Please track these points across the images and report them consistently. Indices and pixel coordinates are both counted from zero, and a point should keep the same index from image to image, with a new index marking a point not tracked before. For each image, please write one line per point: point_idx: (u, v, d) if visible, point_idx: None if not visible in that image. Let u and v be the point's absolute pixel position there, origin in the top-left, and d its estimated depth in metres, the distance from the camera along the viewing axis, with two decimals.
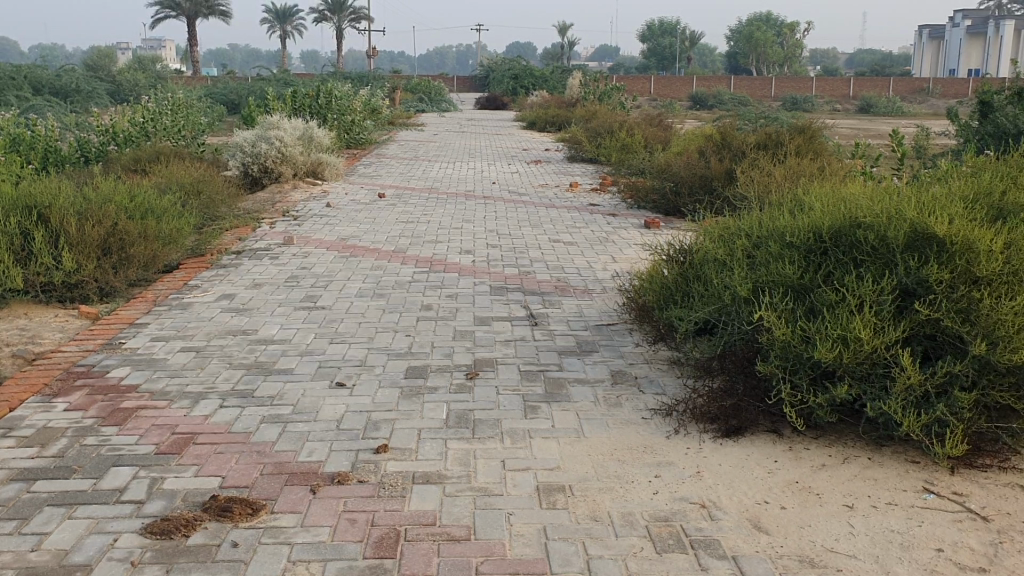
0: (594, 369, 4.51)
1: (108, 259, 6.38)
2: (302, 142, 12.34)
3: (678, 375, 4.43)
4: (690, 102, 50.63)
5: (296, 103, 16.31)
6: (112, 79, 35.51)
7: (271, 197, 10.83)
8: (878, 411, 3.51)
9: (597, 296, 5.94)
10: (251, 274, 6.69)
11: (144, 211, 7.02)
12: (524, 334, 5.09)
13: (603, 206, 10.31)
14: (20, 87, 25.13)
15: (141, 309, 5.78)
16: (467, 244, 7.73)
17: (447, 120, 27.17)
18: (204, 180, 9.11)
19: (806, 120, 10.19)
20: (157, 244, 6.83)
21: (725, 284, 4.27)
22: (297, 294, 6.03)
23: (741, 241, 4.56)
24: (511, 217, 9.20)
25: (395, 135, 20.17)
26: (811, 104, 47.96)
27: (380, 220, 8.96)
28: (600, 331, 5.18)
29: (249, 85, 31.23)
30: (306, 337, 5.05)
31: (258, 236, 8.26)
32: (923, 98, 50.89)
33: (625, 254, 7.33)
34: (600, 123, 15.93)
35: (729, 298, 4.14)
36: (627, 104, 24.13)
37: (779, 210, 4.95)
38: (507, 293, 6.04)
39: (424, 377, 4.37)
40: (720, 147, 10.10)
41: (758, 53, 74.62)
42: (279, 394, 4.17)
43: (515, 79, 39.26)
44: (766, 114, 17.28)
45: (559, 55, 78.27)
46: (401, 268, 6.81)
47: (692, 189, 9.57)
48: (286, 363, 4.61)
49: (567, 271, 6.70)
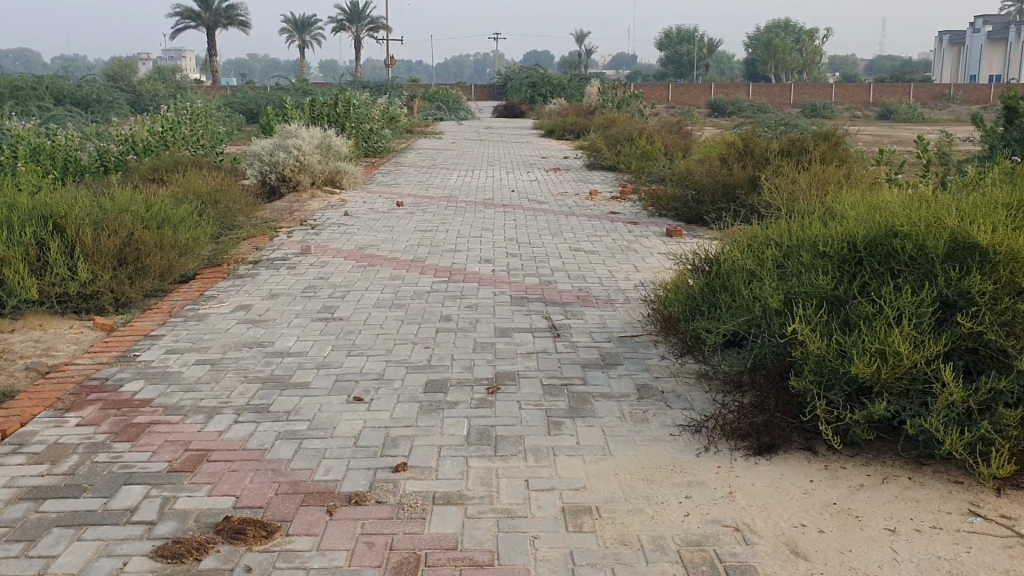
0: (618, 383, 4.37)
1: (123, 269, 6.31)
2: (319, 150, 12.29)
3: (706, 390, 4.28)
4: (709, 109, 50.42)
5: (314, 111, 16.28)
6: (133, 89, 35.72)
7: (289, 206, 10.76)
8: (918, 428, 3.35)
9: (621, 307, 5.79)
10: (267, 284, 6.60)
11: (161, 221, 6.94)
12: (545, 346, 4.96)
13: (624, 214, 10.16)
14: (42, 97, 25.36)
15: (157, 320, 5.69)
16: (487, 253, 7.60)
17: (465, 128, 27.08)
18: (221, 189, 9.04)
19: (831, 127, 10.01)
20: (174, 253, 6.75)
21: (755, 295, 4.12)
22: (314, 305, 5.93)
23: (771, 252, 4.41)
24: (531, 225, 9.07)
25: (413, 144, 20.11)
26: (830, 112, 47.61)
27: (399, 229, 8.87)
28: (624, 343, 5.03)
29: (268, 95, 31.33)
30: (323, 350, 4.94)
31: (276, 245, 8.17)
32: (944, 105, 50.39)
33: (647, 263, 7.19)
34: (619, 131, 15.81)
35: (760, 310, 3.99)
36: (646, 111, 23.96)
37: (809, 220, 4.80)
38: (528, 303, 5.90)
39: (443, 392, 4.24)
40: (742, 154, 9.95)
41: (777, 60, 74.28)
42: (294, 409, 4.06)
43: (533, 87, 39.24)
44: (787, 121, 17.06)
45: (577, 64, 78.23)
46: (420, 278, 6.69)
47: (714, 197, 9.40)
48: (302, 377, 4.49)
49: (589, 281, 6.55)
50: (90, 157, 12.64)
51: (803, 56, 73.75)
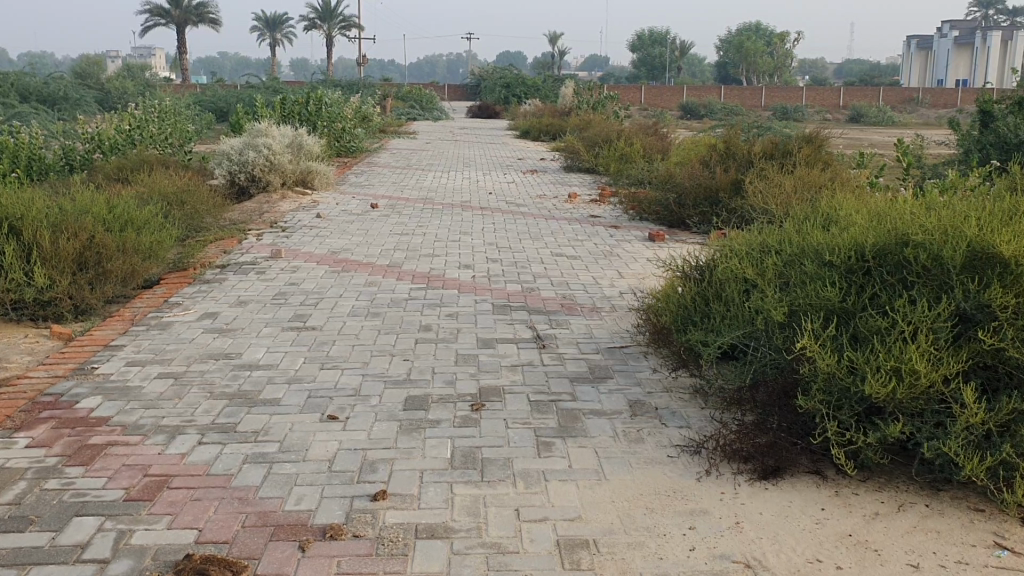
0: (610, 399, 4.12)
1: (84, 274, 5.96)
2: (291, 149, 11.96)
3: (702, 407, 4.04)
4: (681, 112, 50.48)
5: (285, 110, 15.91)
6: (100, 86, 35.06)
7: (260, 208, 10.43)
8: (934, 452, 3.13)
9: (608, 317, 5.54)
10: (236, 290, 6.28)
11: (124, 223, 6.61)
12: (531, 358, 4.69)
13: (605, 218, 9.92)
14: (7, 93, 24.77)
15: (118, 329, 5.37)
16: (465, 258, 7.32)
17: (438, 129, 26.79)
18: (189, 189, 8.68)
19: (813, 130, 9.84)
20: (137, 258, 6.42)
21: (755, 307, 3.90)
22: (285, 313, 5.63)
23: (770, 260, 4.18)
24: (510, 229, 8.82)
25: (386, 144, 19.82)
26: (802, 115, 47.81)
27: (374, 232, 8.58)
28: (614, 355, 4.78)
29: (239, 94, 30.81)
30: (295, 362, 4.64)
31: (245, 249, 7.83)
32: (914, 108, 50.75)
33: (632, 270, 6.97)
34: (596, 132, 15.61)
35: (762, 323, 3.77)
36: (621, 113, 23.76)
37: (808, 227, 4.58)
38: (511, 312, 5.64)
39: (423, 410, 3.96)
40: (724, 157, 9.76)
41: (748, 63, 74.61)
42: (264, 430, 3.77)
43: (507, 88, 39.02)
44: (764, 124, 16.93)
45: (550, 65, 78.26)
46: (397, 284, 6.41)
47: (696, 200, 9.18)
48: (272, 393, 4.19)
49: (573, 289, 6.30)
50: (55, 155, 12.25)
51: (775, 60, 74.13)
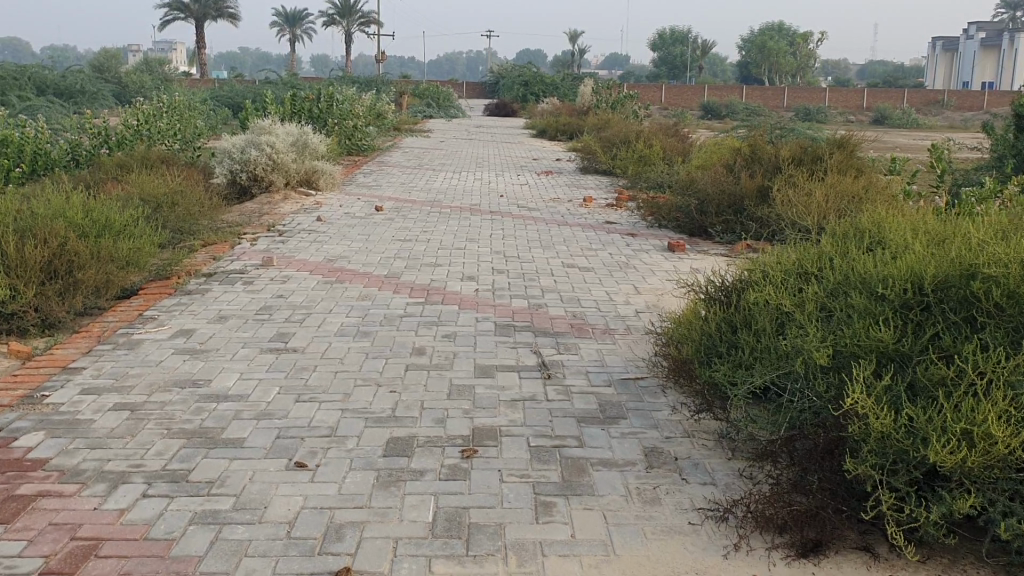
0: (621, 445, 3.58)
1: (52, 284, 5.48)
2: (296, 148, 11.50)
3: (729, 458, 3.50)
4: (702, 111, 49.82)
5: (295, 107, 15.45)
6: (118, 81, 34.83)
7: (260, 209, 9.96)
8: (1012, 532, 2.58)
9: (622, 342, 4.99)
10: (218, 303, 5.79)
11: (101, 228, 6.13)
12: (534, 391, 4.17)
13: (621, 224, 9.36)
14: (22, 87, 24.48)
15: (83, 347, 4.88)
16: (470, 269, 6.80)
17: (453, 127, 26.31)
18: (182, 189, 8.20)
19: (845, 133, 9.26)
20: (113, 266, 5.94)
21: (793, 346, 3.37)
22: (267, 331, 5.12)
23: (810, 289, 3.64)
24: (520, 236, 8.30)
25: (399, 142, 19.36)
26: (824, 116, 47.04)
27: (375, 237, 8.09)
28: (627, 388, 4.24)
29: (255, 89, 30.48)
30: (268, 393, 4.12)
31: (235, 255, 7.34)
32: (938, 111, 49.81)
33: (649, 285, 6.43)
34: (614, 133, 15.07)
35: (802, 366, 3.25)
36: (639, 112, 23.18)
37: (853, 251, 4.03)
38: (514, 333, 5.11)
39: (406, 456, 3.44)
40: (749, 162, 9.20)
41: (770, 63, 73.70)
42: (219, 480, 3.25)
43: (525, 85, 38.50)
44: (786, 125, 16.34)
45: (569, 64, 77.66)
46: (392, 299, 5.89)
47: (719, 208, 8.56)
48: (236, 433, 3.68)
49: (584, 307, 5.76)
50: (59, 150, 11.89)
51: (797, 60, 73.20)
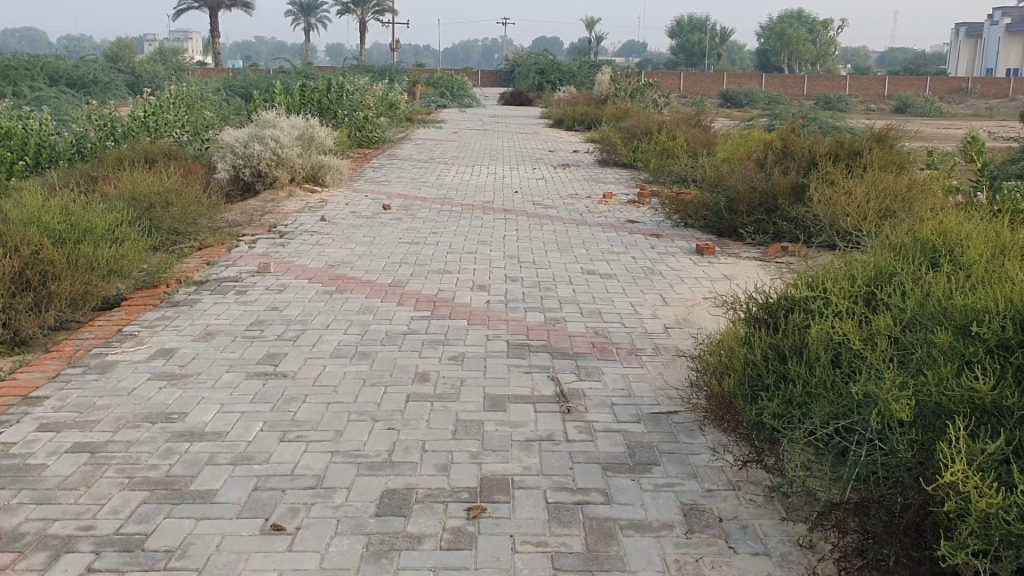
0: (655, 502, 3.05)
1: (23, 296, 4.99)
2: (301, 142, 10.99)
3: (783, 518, 2.97)
4: (721, 99, 49.04)
5: (304, 98, 14.94)
6: (131, 71, 34.42)
7: (263, 207, 9.46)
8: None
9: (651, 365, 4.46)
10: (206, 316, 5.29)
11: (80, 234, 5.64)
12: (552, 429, 3.64)
13: (643, 223, 8.81)
14: (34, 77, 24.04)
15: (49, 371, 4.39)
16: (481, 276, 6.28)
17: (468, 117, 25.79)
18: (179, 186, 7.70)
19: (883, 125, 8.68)
20: (93, 275, 5.44)
21: (863, 391, 2.85)
22: (255, 351, 4.62)
23: (880, 320, 3.11)
24: (535, 237, 7.77)
25: (411, 133, 18.86)
26: (845, 105, 46.11)
27: (381, 240, 7.58)
28: (658, 426, 3.70)
29: (267, 79, 29.98)
30: (248, 431, 3.61)
31: (231, 260, 6.85)
32: (962, 98, 48.80)
33: (677, 295, 5.89)
34: (633, 123, 14.49)
35: (876, 418, 2.72)
36: (659, 101, 22.55)
37: (925, 275, 3.49)
38: (529, 355, 4.59)
39: (402, 517, 2.93)
40: (780, 158, 8.64)
41: (789, 51, 72.61)
42: (181, 550, 2.75)
43: (542, 74, 37.85)
44: (812, 115, 15.72)
45: (586, 52, 76.87)
46: (396, 311, 5.38)
47: (749, 206, 8.01)
48: (208, 483, 3.18)
49: (607, 322, 5.23)
50: (64, 143, 11.37)
51: (817, 47, 72.14)
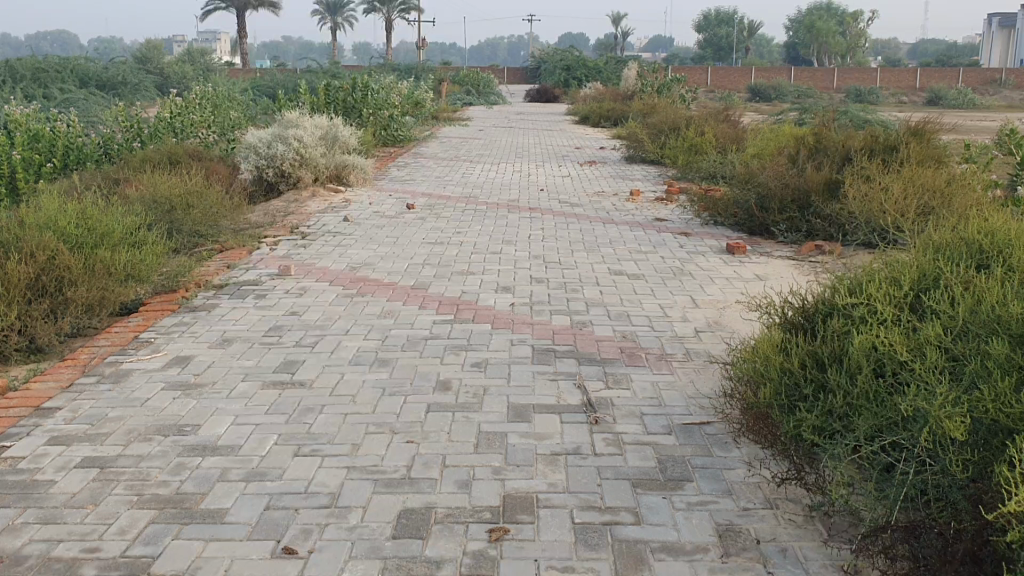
0: (688, 523, 2.88)
1: (39, 303, 4.90)
2: (325, 141, 10.89)
3: (823, 540, 2.78)
4: (748, 93, 48.50)
5: (329, 97, 14.85)
6: (160, 72, 34.59)
7: (286, 207, 9.37)
8: None
9: (682, 372, 4.27)
10: (225, 322, 5.18)
11: (97, 238, 5.54)
12: (580, 441, 3.48)
13: (672, 221, 8.62)
14: (64, 79, 24.19)
15: (64, 380, 4.29)
16: (506, 277, 6.12)
17: (494, 114, 25.64)
18: (200, 187, 7.61)
19: (920, 119, 8.40)
20: (111, 281, 5.35)
21: (912, 406, 2.64)
22: (273, 359, 4.49)
23: (929, 330, 2.91)
24: (562, 237, 7.60)
25: (437, 131, 18.75)
26: (875, 98, 45.43)
27: (405, 240, 7.45)
28: (690, 438, 3.52)
29: (294, 78, 30.00)
30: (262, 445, 3.47)
31: (251, 263, 6.75)
32: (995, 90, 47.97)
33: (708, 297, 5.70)
34: (660, 119, 14.26)
35: (927, 435, 2.53)
36: (686, 97, 22.27)
37: (976, 281, 3.28)
38: (555, 361, 4.42)
39: (420, 540, 2.78)
40: (813, 154, 8.40)
41: (819, 43, 71.71)
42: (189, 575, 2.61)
43: (567, 70, 37.62)
44: (843, 108, 15.42)
45: (613, 47, 76.45)
46: (418, 315, 5.23)
47: (781, 203, 7.78)
48: (219, 500, 3.05)
49: (635, 325, 5.04)
50: (91, 144, 11.35)
51: (847, 39, 71.19)
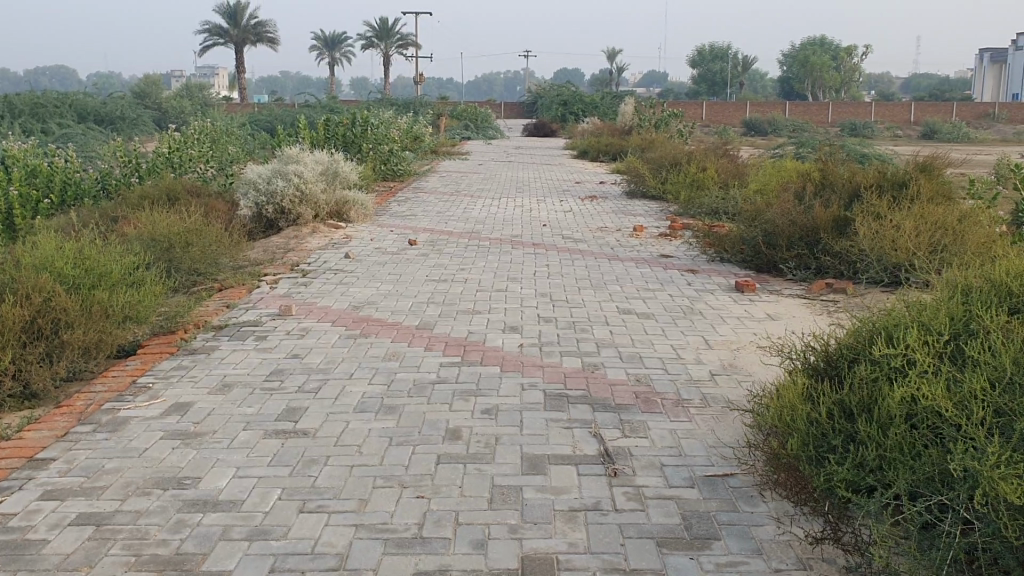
0: None
1: (35, 347, 4.74)
2: (325, 177, 10.80)
3: None
4: (744, 127, 48.72)
5: (328, 132, 14.78)
6: (159, 107, 34.64)
7: (286, 244, 9.24)
8: None
9: (700, 419, 4.12)
10: (225, 365, 5.02)
11: (95, 279, 5.40)
12: (600, 496, 3.32)
13: (677, 258, 8.50)
14: (63, 114, 24.15)
15: (59, 428, 4.12)
16: (512, 317, 5.98)
17: (492, 149, 25.63)
18: (200, 224, 7.48)
19: (927, 155, 8.32)
20: (108, 323, 5.19)
21: (962, 465, 2.49)
22: (276, 405, 4.33)
23: (973, 383, 2.76)
24: (567, 274, 7.48)
25: (436, 166, 18.69)
26: (870, 132, 45.65)
27: (407, 278, 7.31)
28: (713, 491, 3.37)
29: (292, 113, 30.03)
30: (266, 500, 3.31)
31: (252, 302, 6.60)
32: (989, 124, 48.25)
33: (720, 337, 5.56)
34: (661, 154, 14.20)
35: (982, 499, 2.37)
36: (684, 132, 22.29)
37: (1013, 329, 3.13)
38: (568, 407, 4.27)
39: None
40: (820, 190, 8.30)
41: (813, 78, 72.24)
42: None
43: (564, 105, 37.77)
44: (842, 142, 15.39)
45: (608, 82, 77.02)
46: (424, 357, 5.09)
47: (789, 240, 7.67)
48: (221, 562, 2.88)
49: (648, 368, 4.90)
50: (89, 180, 11.23)
51: (841, 74, 71.75)
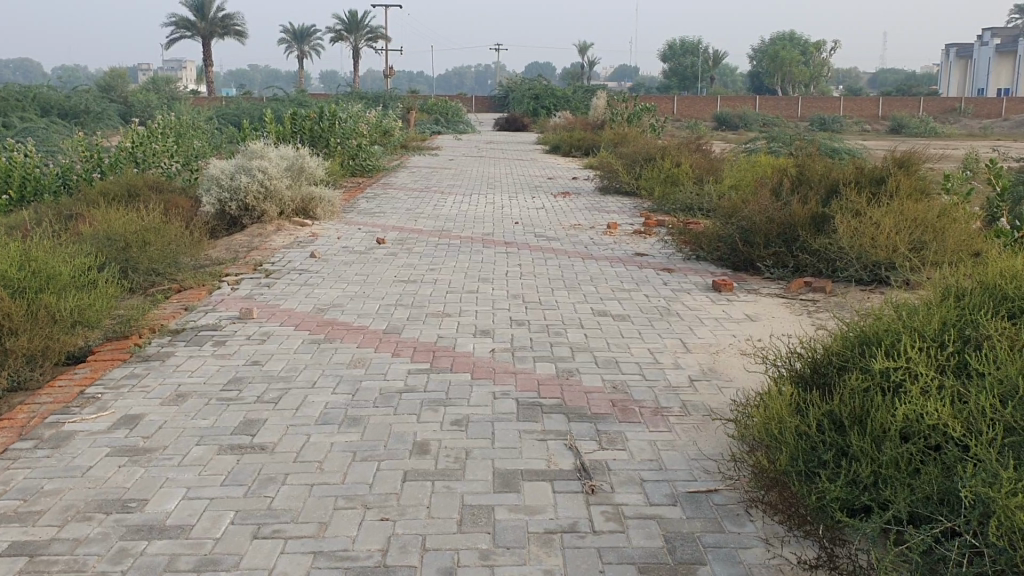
0: None
1: None
2: (290, 173, 10.49)
3: None
4: (715, 122, 48.76)
5: (295, 127, 14.45)
6: (124, 101, 33.97)
7: (250, 243, 8.95)
8: None
9: (682, 429, 3.92)
10: (180, 374, 4.75)
11: (41, 281, 5.08)
12: (577, 517, 3.10)
13: (653, 257, 8.32)
14: (25, 108, 23.56)
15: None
16: (484, 319, 5.75)
17: (464, 143, 25.35)
18: (158, 222, 7.17)
19: (905, 149, 8.17)
20: (56, 328, 4.90)
21: (975, 492, 2.32)
22: (232, 418, 4.08)
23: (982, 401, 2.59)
24: (540, 274, 7.26)
25: (407, 161, 18.41)
26: (840, 126, 45.84)
27: (374, 279, 7.05)
28: (698, 509, 3.17)
29: (261, 107, 29.55)
30: (217, 525, 3.06)
31: (211, 304, 6.33)
32: (956, 118, 48.65)
33: (700, 340, 5.36)
34: (634, 149, 14.00)
35: (998, 530, 2.20)
36: (655, 125, 22.15)
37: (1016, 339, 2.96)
38: (543, 417, 4.05)
39: None
40: (797, 185, 8.13)
41: (783, 73, 72.49)
42: None
43: (536, 99, 37.54)
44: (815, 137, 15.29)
45: (579, 76, 76.92)
46: (390, 364, 4.85)
47: (767, 238, 7.49)
48: None
49: (626, 374, 4.69)
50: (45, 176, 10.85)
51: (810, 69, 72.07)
